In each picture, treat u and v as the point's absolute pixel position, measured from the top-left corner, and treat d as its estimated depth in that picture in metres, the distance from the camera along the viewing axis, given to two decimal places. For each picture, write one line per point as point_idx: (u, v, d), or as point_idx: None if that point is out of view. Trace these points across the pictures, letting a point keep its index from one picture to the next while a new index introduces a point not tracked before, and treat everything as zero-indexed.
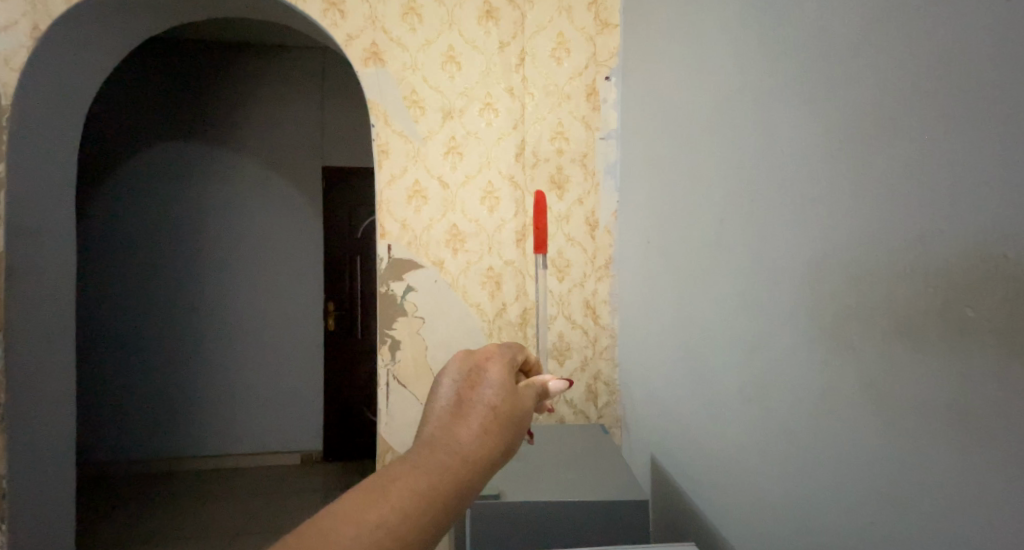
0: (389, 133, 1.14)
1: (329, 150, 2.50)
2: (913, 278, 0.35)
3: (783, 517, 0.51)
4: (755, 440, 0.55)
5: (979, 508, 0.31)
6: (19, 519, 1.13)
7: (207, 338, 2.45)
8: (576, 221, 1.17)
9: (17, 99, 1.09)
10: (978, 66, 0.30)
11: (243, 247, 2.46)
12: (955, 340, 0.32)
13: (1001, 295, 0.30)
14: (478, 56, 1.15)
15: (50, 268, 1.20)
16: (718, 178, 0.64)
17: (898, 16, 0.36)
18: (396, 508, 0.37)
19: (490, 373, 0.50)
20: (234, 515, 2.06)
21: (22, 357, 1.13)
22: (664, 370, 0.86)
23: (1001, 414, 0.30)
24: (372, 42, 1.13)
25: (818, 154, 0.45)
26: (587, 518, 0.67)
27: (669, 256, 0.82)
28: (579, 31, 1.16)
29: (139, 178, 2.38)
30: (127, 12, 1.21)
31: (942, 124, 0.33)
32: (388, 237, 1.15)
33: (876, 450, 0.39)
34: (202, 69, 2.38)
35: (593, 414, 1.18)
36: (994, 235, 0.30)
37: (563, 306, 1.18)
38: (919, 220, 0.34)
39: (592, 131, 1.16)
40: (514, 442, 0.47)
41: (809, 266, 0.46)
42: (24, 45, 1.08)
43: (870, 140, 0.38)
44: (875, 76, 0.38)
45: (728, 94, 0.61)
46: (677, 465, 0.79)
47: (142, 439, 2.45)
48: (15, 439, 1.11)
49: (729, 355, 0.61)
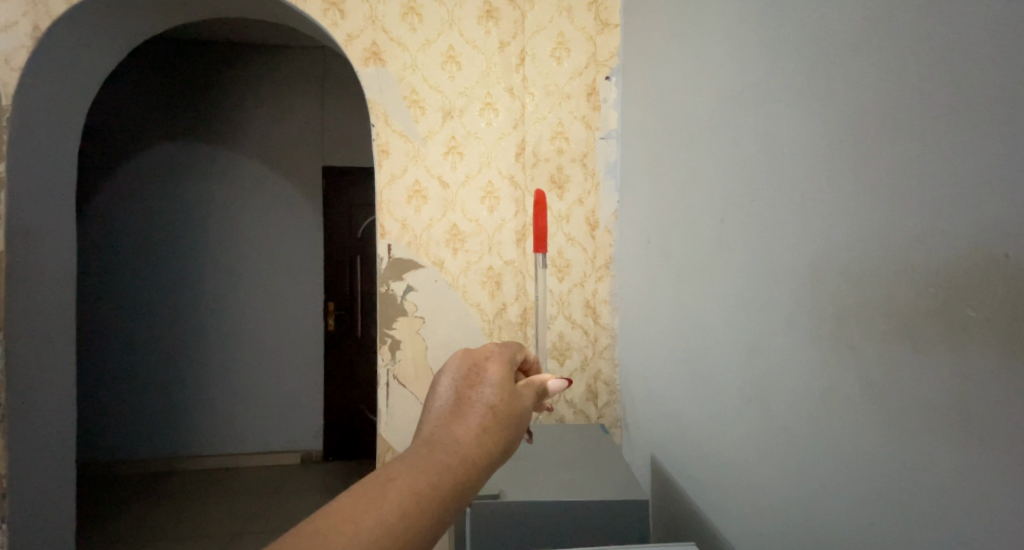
0: (389, 133, 1.14)
1: (329, 150, 2.50)
2: (913, 278, 0.35)
3: (783, 517, 0.51)
4: (755, 440, 0.55)
5: (980, 507, 0.31)
6: (19, 519, 1.13)
7: (208, 338, 2.45)
8: (576, 221, 1.17)
9: (17, 99, 1.09)
10: (978, 67, 0.31)
11: (242, 247, 2.46)
12: (956, 339, 0.32)
13: (1002, 295, 0.30)
14: (478, 56, 1.15)
15: (51, 267, 1.20)
16: (718, 178, 0.64)
17: (898, 17, 0.36)
18: (397, 506, 0.37)
19: (489, 373, 0.51)
20: (234, 515, 2.06)
21: (23, 357, 1.13)
22: (664, 371, 0.86)
23: (1002, 414, 0.30)
24: (372, 42, 1.13)
25: (819, 154, 0.45)
26: (587, 518, 0.67)
27: (669, 256, 0.82)
28: (579, 31, 1.16)
29: (138, 178, 2.38)
30: (127, 12, 1.21)
31: (941, 125, 0.33)
32: (388, 237, 1.15)
33: (876, 450, 0.39)
34: (202, 69, 2.38)
35: (593, 414, 1.18)
36: (995, 235, 0.30)
37: (563, 306, 1.18)
38: (920, 219, 0.34)
39: (592, 130, 1.16)
40: (513, 441, 0.47)
41: (808, 266, 0.46)
42: (25, 45, 1.08)
43: (870, 140, 0.39)
44: (875, 76, 0.38)
45: (728, 94, 0.62)
46: (677, 464, 0.79)
47: (142, 439, 2.45)
48: (15, 439, 1.11)
49: (728, 355, 0.61)
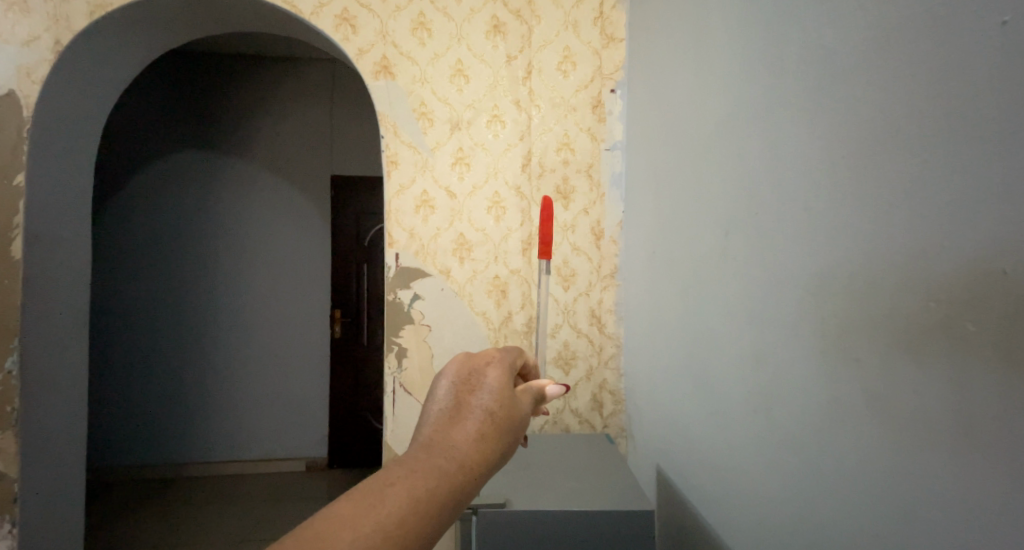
0: (397, 144, 1.15)
1: (338, 158, 2.53)
2: (916, 290, 0.35)
3: (785, 526, 0.51)
4: (755, 449, 0.56)
5: (979, 515, 0.31)
6: (30, 523, 1.14)
7: (215, 343, 2.47)
8: (581, 230, 1.18)
9: (39, 112, 1.12)
10: (977, 87, 0.31)
11: (251, 253, 2.49)
12: (955, 354, 0.33)
13: (1001, 311, 0.30)
14: (485, 70, 1.17)
15: (68, 276, 1.23)
16: (722, 191, 0.64)
17: (897, 37, 0.37)
18: (395, 512, 0.37)
19: (488, 378, 0.51)
20: (238, 522, 2.06)
21: (38, 363, 1.15)
22: (666, 379, 0.87)
23: (1003, 425, 0.30)
24: (383, 56, 1.15)
25: (822, 166, 0.45)
26: (588, 529, 0.67)
27: (670, 261, 0.84)
28: (585, 45, 1.17)
29: (151, 187, 2.41)
30: (145, 28, 1.24)
31: (934, 144, 0.34)
32: (395, 245, 1.16)
33: (875, 461, 0.39)
34: (214, 80, 2.42)
35: (599, 423, 1.18)
36: (993, 251, 0.30)
37: (568, 315, 1.18)
38: (921, 236, 0.35)
39: (598, 142, 1.17)
40: (510, 448, 0.48)
41: (811, 281, 0.46)
42: (49, 59, 1.11)
43: (870, 161, 0.39)
44: (875, 95, 0.39)
45: (732, 110, 0.62)
46: (679, 471, 0.80)
47: (152, 445, 2.47)
48: (29, 446, 1.13)
49: (730, 364, 0.62)
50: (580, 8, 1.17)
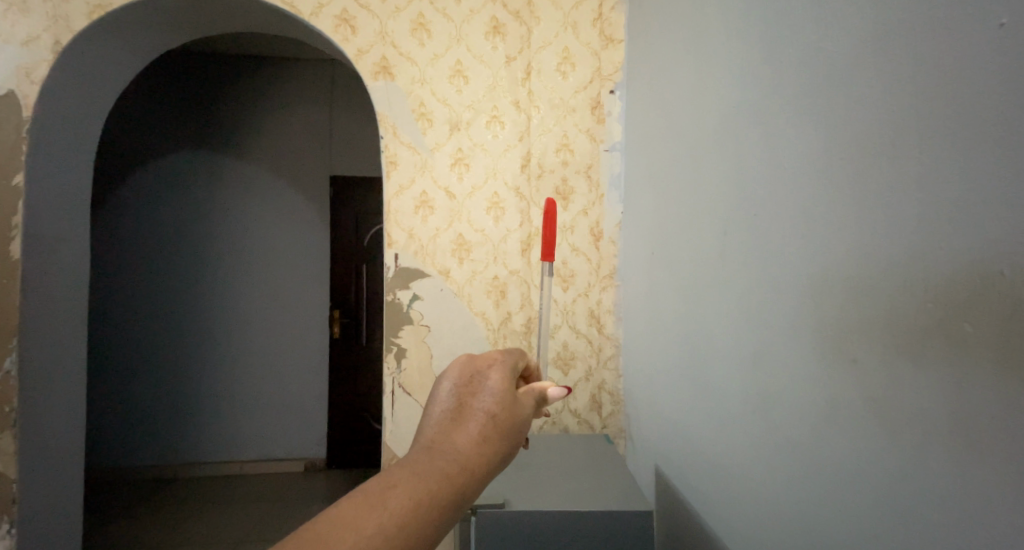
0: (397, 144, 1.16)
1: (338, 158, 2.53)
2: (914, 290, 0.35)
3: (783, 527, 0.51)
4: (753, 450, 0.56)
5: (979, 515, 0.31)
6: (29, 523, 1.14)
7: (213, 343, 2.47)
8: (580, 231, 1.18)
9: (39, 111, 1.12)
10: (975, 90, 0.31)
11: (251, 253, 2.49)
12: (954, 356, 0.33)
13: (1000, 312, 0.30)
14: (485, 70, 1.17)
15: (67, 275, 1.23)
16: (721, 192, 0.64)
17: (896, 39, 0.37)
18: (397, 514, 0.37)
19: (490, 380, 0.51)
20: (236, 523, 2.05)
21: (38, 362, 1.15)
22: (665, 379, 0.87)
23: (1002, 426, 0.30)
24: (382, 56, 1.15)
25: (820, 168, 0.45)
26: (587, 529, 0.67)
27: (670, 261, 0.84)
28: (584, 46, 1.18)
29: (151, 187, 2.41)
30: (144, 28, 1.24)
31: (933, 145, 0.34)
32: (395, 246, 1.16)
33: (873, 462, 0.39)
34: (214, 80, 2.42)
35: (598, 423, 1.18)
36: (992, 253, 0.30)
37: (568, 316, 1.18)
38: (920, 237, 0.35)
39: (597, 142, 1.18)
40: (511, 450, 0.48)
41: (810, 282, 0.47)
42: (48, 59, 1.11)
43: (869, 162, 0.39)
44: (874, 96, 0.39)
45: (731, 110, 0.62)
46: (678, 471, 0.80)
47: (151, 445, 2.46)
48: (28, 447, 1.13)
49: (728, 364, 0.62)
50: (579, 9, 1.18)
